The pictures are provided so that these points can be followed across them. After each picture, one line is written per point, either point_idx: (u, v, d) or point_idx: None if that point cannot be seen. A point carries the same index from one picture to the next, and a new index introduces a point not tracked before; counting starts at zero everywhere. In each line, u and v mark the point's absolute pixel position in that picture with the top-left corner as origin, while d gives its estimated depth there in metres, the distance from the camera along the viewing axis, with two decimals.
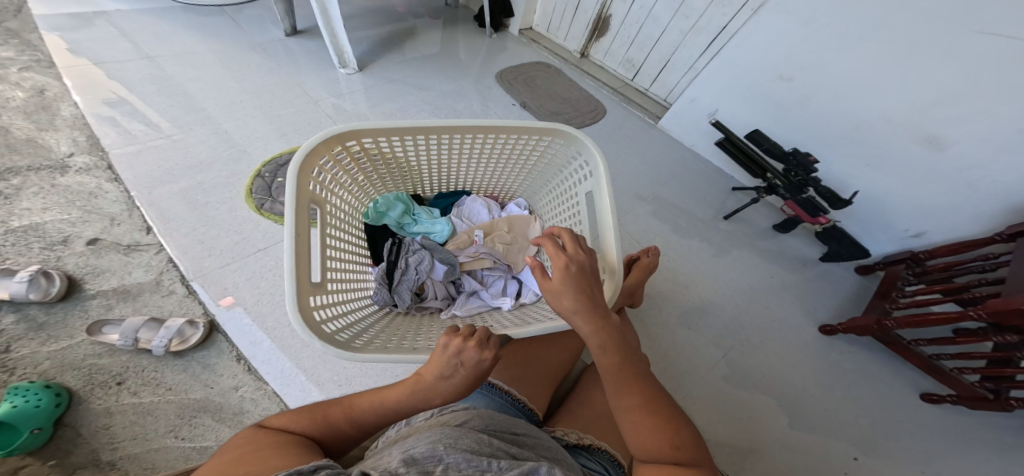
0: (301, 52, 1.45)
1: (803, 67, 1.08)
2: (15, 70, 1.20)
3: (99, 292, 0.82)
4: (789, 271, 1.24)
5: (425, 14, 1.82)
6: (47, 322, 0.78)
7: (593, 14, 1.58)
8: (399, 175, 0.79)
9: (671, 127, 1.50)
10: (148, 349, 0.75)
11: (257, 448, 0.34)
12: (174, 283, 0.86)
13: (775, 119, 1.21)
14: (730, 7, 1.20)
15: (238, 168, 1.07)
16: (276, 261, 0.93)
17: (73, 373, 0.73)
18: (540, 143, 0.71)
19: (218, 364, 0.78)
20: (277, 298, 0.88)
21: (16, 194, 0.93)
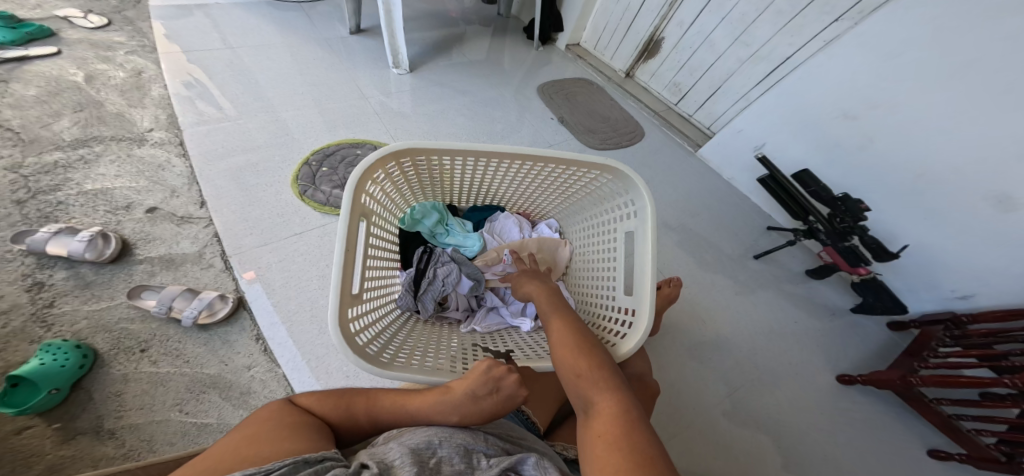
0: (361, 50, 1.52)
1: (872, 105, 1.02)
2: (122, 53, 1.31)
3: (146, 258, 0.86)
4: (815, 318, 1.17)
5: (477, 22, 1.88)
6: (94, 282, 0.82)
7: (645, 36, 1.59)
8: (440, 187, 0.81)
9: (711, 156, 1.48)
10: (178, 319, 0.78)
11: (275, 427, 0.34)
12: (215, 257, 0.89)
13: (831, 158, 1.15)
14: (799, 37, 1.17)
15: (289, 155, 1.12)
16: (309, 245, 0.95)
17: (104, 335, 0.76)
18: (586, 176, 0.71)
19: (238, 342, 0.79)
20: (303, 283, 0.89)
21: (95, 161, 1.00)
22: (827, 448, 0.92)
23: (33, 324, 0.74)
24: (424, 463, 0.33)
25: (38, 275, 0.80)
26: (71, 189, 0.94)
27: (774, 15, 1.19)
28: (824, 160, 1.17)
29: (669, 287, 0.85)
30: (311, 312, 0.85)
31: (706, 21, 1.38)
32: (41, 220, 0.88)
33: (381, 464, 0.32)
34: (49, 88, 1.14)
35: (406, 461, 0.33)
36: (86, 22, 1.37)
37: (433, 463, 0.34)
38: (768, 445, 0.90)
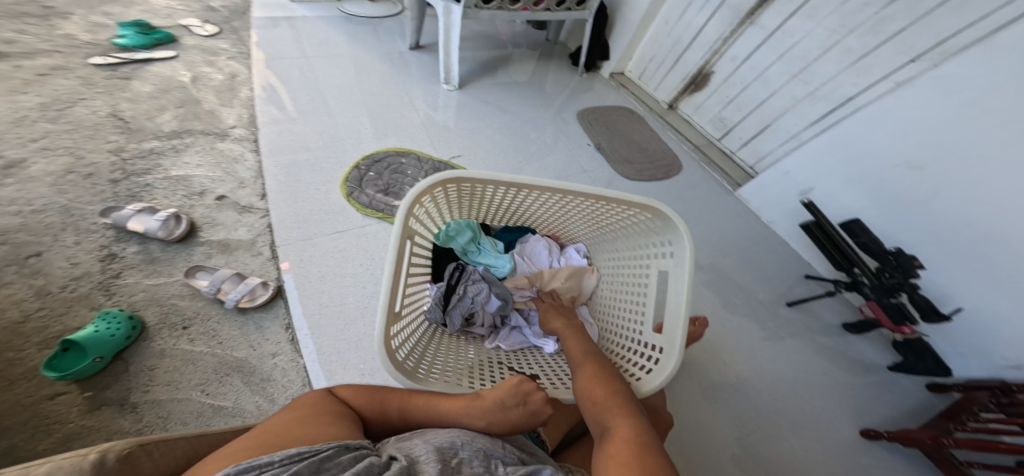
0: (417, 64, 1.61)
1: (938, 157, 0.97)
2: (224, 58, 1.45)
3: (207, 241, 0.93)
4: (846, 373, 1.09)
5: (525, 45, 1.96)
6: (159, 258, 0.88)
7: (694, 69, 1.62)
8: (479, 205, 0.83)
9: (750, 197, 1.46)
10: (223, 301, 0.83)
11: (316, 412, 0.36)
12: (265, 246, 0.95)
13: (886, 209, 1.11)
14: (865, 78, 1.13)
15: (343, 158, 1.19)
16: (349, 244, 0.99)
17: (155, 308, 0.81)
18: (625, 213, 0.69)
19: (269, 329, 0.83)
20: (337, 279, 0.92)
21: (184, 151, 1.11)
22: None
23: (98, 291, 0.81)
24: (447, 461, 0.34)
25: (113, 247, 0.88)
26: (158, 175, 1.04)
27: (840, 54, 1.17)
28: (873, 209, 1.13)
29: (692, 326, 0.82)
30: (341, 308, 0.88)
31: (762, 56, 1.37)
32: (128, 199, 0.97)
33: (408, 459, 0.33)
34: (162, 87, 1.28)
35: (430, 458, 0.34)
36: (202, 30, 1.54)
37: (454, 463, 0.35)
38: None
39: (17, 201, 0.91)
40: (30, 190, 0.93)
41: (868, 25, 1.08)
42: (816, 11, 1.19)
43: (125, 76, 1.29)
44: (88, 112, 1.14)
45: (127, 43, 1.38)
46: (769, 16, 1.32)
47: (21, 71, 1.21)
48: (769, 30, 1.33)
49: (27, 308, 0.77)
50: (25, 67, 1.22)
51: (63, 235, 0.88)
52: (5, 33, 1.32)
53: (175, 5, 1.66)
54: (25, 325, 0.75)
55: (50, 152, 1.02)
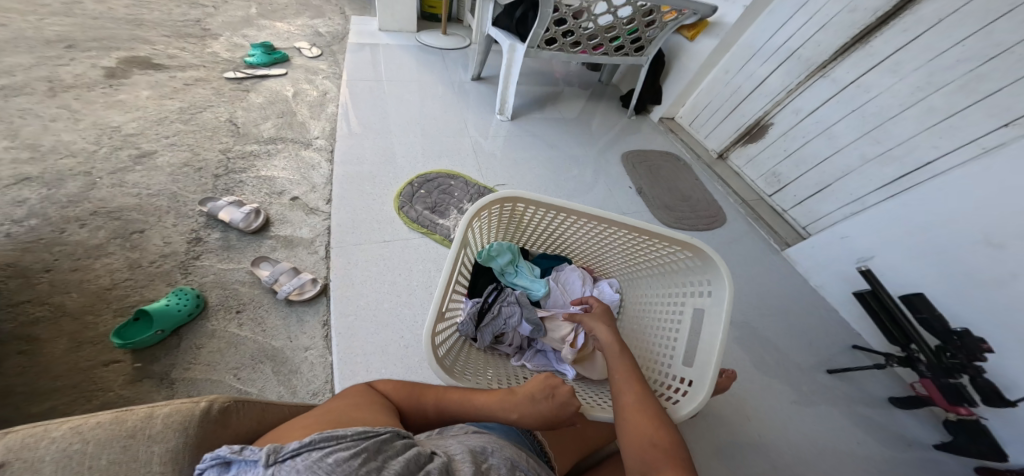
0: (476, 94, 1.73)
1: (1022, 237, 0.88)
2: (321, 77, 1.63)
3: (275, 236, 1.02)
4: (897, 459, 0.96)
5: (577, 84, 2.04)
6: (234, 246, 0.98)
7: (750, 120, 1.61)
8: (523, 230, 0.86)
9: (798, 257, 1.38)
10: (276, 291, 0.90)
11: (368, 401, 0.44)
12: (321, 246, 1.03)
13: (954, 286, 1.00)
14: (949, 141, 1.06)
15: (400, 174, 1.27)
16: (394, 253, 1.05)
17: (219, 291, 0.90)
18: (664, 249, 0.69)
19: (308, 323, 0.88)
20: (377, 284, 0.97)
21: (272, 156, 1.24)
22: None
23: (177, 269, 0.91)
24: (478, 464, 0.40)
25: (201, 232, 0.99)
26: (252, 173, 1.17)
27: (921, 113, 1.11)
28: (941, 284, 1.03)
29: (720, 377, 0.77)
30: (377, 312, 0.92)
31: (830, 110, 1.33)
32: (224, 192, 1.10)
33: (447, 454, 0.40)
34: (270, 99, 1.46)
35: (464, 458, 0.40)
36: (309, 52, 1.75)
37: (484, 466, 0.40)
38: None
39: (140, 185, 1.06)
40: (153, 177, 1.09)
41: (957, 84, 1.03)
42: (899, 66, 1.15)
43: (247, 89, 1.49)
44: (213, 117, 1.32)
45: (255, 61, 1.60)
46: (844, 69, 1.29)
47: (174, 80, 1.44)
48: (843, 84, 1.29)
49: (118, 276, 0.88)
50: (177, 78, 1.45)
51: (165, 218, 1.00)
52: (172, 50, 1.58)
53: (295, 30, 1.92)
54: (112, 291, 0.85)
55: (177, 148, 1.19)
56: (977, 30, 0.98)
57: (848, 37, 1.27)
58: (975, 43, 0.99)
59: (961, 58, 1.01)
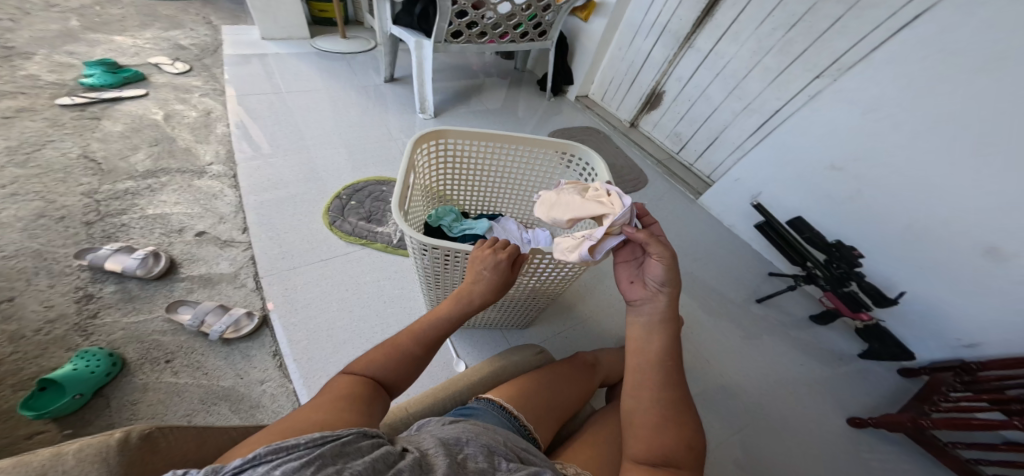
0: (392, 96, 1.67)
1: (855, 158, 1.08)
2: (197, 95, 1.48)
3: (187, 277, 0.94)
4: (824, 364, 1.14)
5: (496, 74, 2.04)
6: (138, 296, 0.88)
7: (647, 89, 1.71)
8: (457, 193, 0.95)
9: (711, 204, 1.52)
10: (206, 333, 0.83)
11: (334, 398, 0.42)
12: (248, 278, 0.95)
13: (820, 208, 1.20)
14: (786, 93, 1.26)
15: (323, 190, 1.21)
16: (334, 272, 1.00)
17: (136, 345, 0.81)
18: (562, 163, 0.87)
19: (256, 356, 0.83)
20: (323, 305, 0.93)
21: (160, 189, 1.12)
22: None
23: (75, 332, 0.81)
24: (452, 454, 0.41)
25: (89, 288, 0.88)
26: (135, 214, 1.05)
27: (763, 72, 1.30)
28: (813, 209, 1.22)
29: None
30: (330, 328, 0.89)
31: (701, 77, 1.50)
32: (104, 239, 0.97)
33: (419, 451, 0.40)
34: (133, 125, 1.30)
35: (438, 450, 0.41)
36: (173, 68, 1.57)
37: (460, 457, 0.41)
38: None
39: None
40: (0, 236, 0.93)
41: (777, 47, 1.24)
42: (738, 36, 1.34)
43: (96, 116, 1.31)
44: (58, 154, 1.15)
45: (95, 82, 1.41)
46: (703, 39, 1.45)
47: None
48: (705, 51, 1.45)
49: None
50: None
51: (37, 279, 0.87)
52: None
53: (144, 44, 1.70)
54: None
55: (21, 197, 1.02)
56: (776, 4, 1.21)
57: (699, 11, 1.41)
58: (778, 14, 1.21)
59: (774, 26, 1.23)
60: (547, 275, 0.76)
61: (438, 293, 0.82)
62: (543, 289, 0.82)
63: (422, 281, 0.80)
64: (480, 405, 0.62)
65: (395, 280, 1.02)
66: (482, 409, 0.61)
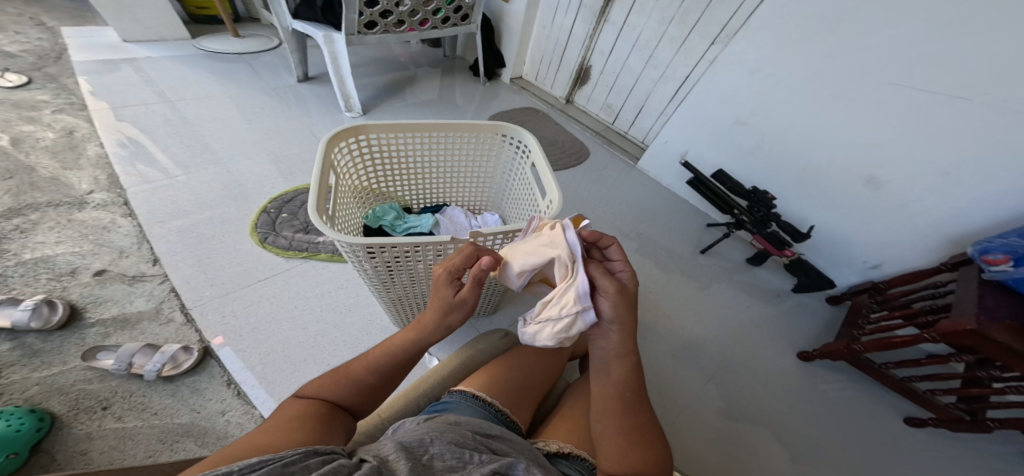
0: (311, 97, 1.58)
1: (756, 113, 1.23)
2: (48, 112, 1.28)
3: (98, 321, 0.83)
4: (769, 304, 1.25)
5: (426, 64, 1.97)
6: (42, 349, 0.78)
7: (576, 64, 1.76)
8: (394, 187, 0.90)
9: (649, 167, 1.61)
10: (140, 375, 0.75)
11: (286, 419, 0.38)
12: (174, 311, 0.87)
13: (738, 160, 1.34)
14: (692, 58, 1.39)
15: (244, 204, 1.12)
16: (276, 290, 0.94)
17: (60, 397, 0.72)
18: (495, 145, 0.87)
19: (207, 389, 0.77)
20: (272, 327, 0.88)
21: (33, 228, 0.96)
22: (821, 435, 0.97)
23: None
24: (415, 455, 0.36)
25: None
26: (7, 261, 0.89)
27: (669, 42, 1.42)
28: (733, 162, 1.35)
29: None
30: (284, 339, 0.86)
31: (621, 49, 1.57)
32: None
33: (377, 457, 0.35)
34: None
35: (399, 453, 0.36)
36: (5, 81, 1.35)
37: (424, 458, 0.36)
38: (769, 437, 0.94)
39: None
40: None
41: (677, 16, 1.35)
42: (645, 7, 1.43)
43: None
44: None
45: None
46: (616, 12, 1.51)
47: None
48: (620, 24, 1.52)
49: None
50: None
51: None
52: None
53: None
54: None
55: None
56: None
57: None
58: None
59: None
60: None
61: (389, 293, 0.79)
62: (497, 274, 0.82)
63: (368, 283, 0.76)
64: (453, 398, 0.61)
65: (348, 290, 0.98)
66: (455, 402, 0.60)
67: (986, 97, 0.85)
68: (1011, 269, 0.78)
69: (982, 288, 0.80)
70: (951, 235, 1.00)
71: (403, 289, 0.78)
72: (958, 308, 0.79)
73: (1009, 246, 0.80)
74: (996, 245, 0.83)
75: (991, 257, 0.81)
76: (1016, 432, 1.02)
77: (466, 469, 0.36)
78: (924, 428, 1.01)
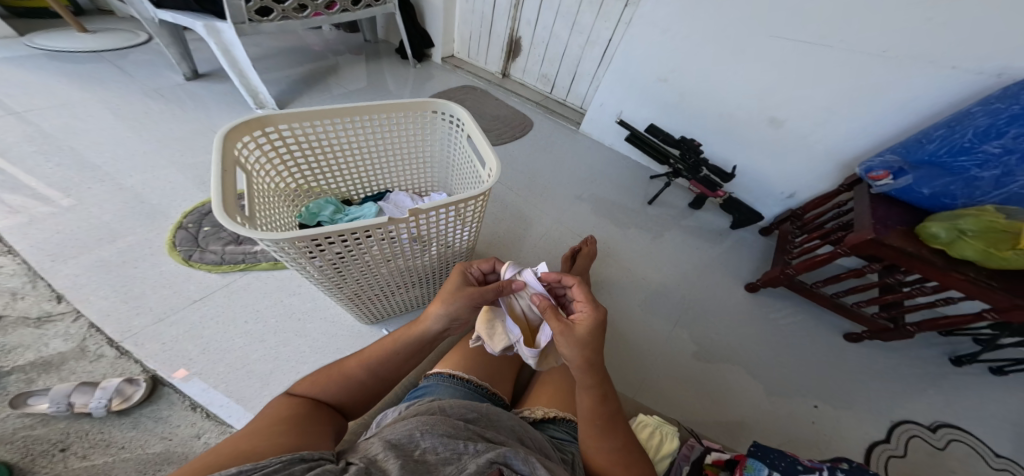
0: (207, 95, 1.45)
1: (672, 70, 1.29)
2: None
3: (14, 368, 0.72)
4: (716, 245, 1.33)
5: (346, 51, 1.88)
6: None
7: (505, 37, 1.72)
8: (327, 176, 0.87)
9: (591, 131, 1.63)
10: (87, 413, 0.68)
11: (270, 423, 0.40)
12: (102, 347, 0.77)
13: (669, 113, 1.39)
14: (611, 21, 1.41)
15: (151, 222, 1.00)
16: (217, 308, 0.88)
17: (4, 447, 0.64)
18: (428, 122, 0.86)
19: (172, 416, 0.73)
20: (225, 344, 0.83)
21: None
22: (790, 366, 1.04)
23: None
24: (408, 455, 0.38)
25: None
26: None
27: (588, 7, 1.43)
28: (663, 117, 1.41)
29: (588, 246, 1.09)
30: (243, 352, 0.83)
31: (546, 17, 1.55)
32: None
33: (368, 461, 0.37)
34: None
35: (390, 455, 0.37)
36: None
37: (417, 454, 0.38)
38: (744, 375, 1.01)
39: None
40: None
41: None
42: None
43: None
44: None
45: None
46: None
47: None
48: None
49: None
50: None
51: None
52: None
53: None
54: None
55: None
56: None
57: None
58: None
59: None
60: (443, 235, 0.75)
61: (343, 288, 0.76)
62: (451, 251, 0.82)
63: (317, 283, 0.72)
64: (431, 381, 0.60)
65: (302, 294, 0.95)
66: (434, 385, 0.59)
67: (842, 44, 0.98)
68: (893, 181, 0.91)
69: (874, 201, 0.92)
70: (845, 159, 1.13)
71: (351, 281, 0.75)
72: (862, 219, 0.88)
73: (886, 163, 0.93)
74: (876, 163, 0.95)
75: (875, 174, 0.93)
76: (937, 335, 1.15)
77: (460, 461, 0.38)
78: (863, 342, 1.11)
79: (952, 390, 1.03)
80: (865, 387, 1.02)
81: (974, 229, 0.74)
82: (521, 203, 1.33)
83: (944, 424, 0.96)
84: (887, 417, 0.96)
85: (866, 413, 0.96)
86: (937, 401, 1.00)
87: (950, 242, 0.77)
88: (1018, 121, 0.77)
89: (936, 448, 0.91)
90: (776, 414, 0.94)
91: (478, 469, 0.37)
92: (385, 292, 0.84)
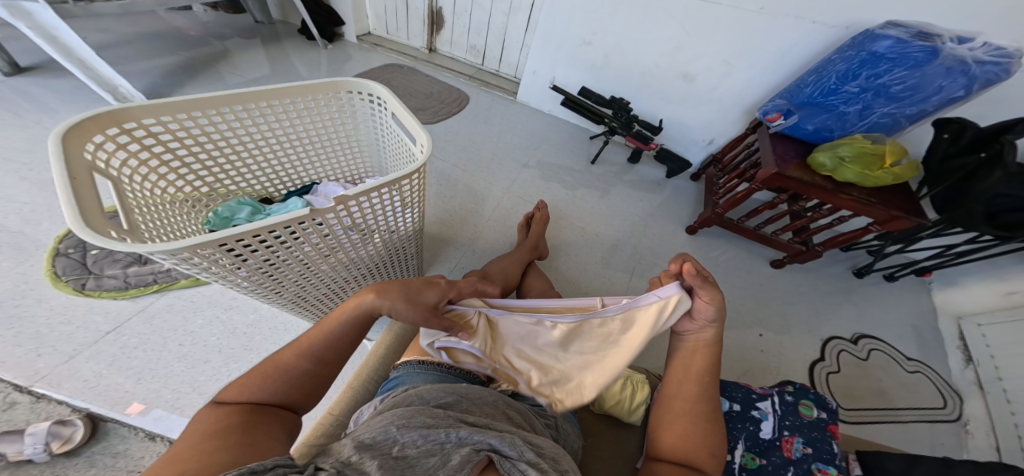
0: (50, 93, 1.31)
1: (594, 32, 1.29)
2: None
3: None
4: (658, 196, 1.39)
5: (235, 35, 1.74)
6: None
7: (424, 9, 1.64)
8: (231, 173, 0.82)
9: (528, 99, 1.62)
10: (22, 461, 0.67)
11: (196, 443, 0.34)
12: (11, 394, 0.74)
13: (597, 74, 1.40)
14: None
15: (22, 253, 0.91)
16: (139, 336, 0.84)
17: None
18: (348, 103, 0.82)
19: (131, 449, 0.72)
20: (162, 371, 0.80)
21: None
22: (736, 302, 1.13)
23: None
24: (386, 453, 0.34)
25: None
26: None
27: None
28: (593, 79, 1.42)
29: (539, 211, 1.09)
30: (178, 373, 0.80)
31: None
32: None
33: (340, 465, 0.33)
34: None
35: (367, 455, 0.33)
36: None
37: (397, 451, 0.35)
38: None
39: None
40: None
41: None
42: None
43: None
44: None
45: None
46: None
47: None
48: None
49: None
50: None
51: None
52: None
53: None
54: None
55: None
56: None
57: None
58: None
59: None
60: (388, 223, 0.71)
61: (283, 294, 0.69)
62: (396, 237, 0.76)
63: (253, 295, 0.66)
64: (399, 373, 0.57)
65: (241, 307, 0.93)
66: (405, 376, 0.57)
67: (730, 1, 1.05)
68: (785, 122, 0.98)
69: (773, 140, 1.00)
70: (757, 102, 1.20)
71: (296, 289, 0.70)
72: (767, 156, 0.96)
73: (777, 106, 1.00)
74: (769, 107, 1.02)
75: (770, 116, 1.00)
76: (843, 252, 1.30)
77: (444, 452, 0.36)
78: (785, 266, 1.22)
79: (864, 302, 1.16)
80: (797, 311, 1.13)
81: (850, 155, 0.85)
82: (463, 178, 1.31)
83: (864, 336, 1.08)
84: (815, 333, 1.08)
85: (800, 333, 1.07)
86: (852, 312, 1.14)
87: (834, 168, 0.87)
88: (867, 65, 0.86)
89: (860, 359, 1.03)
90: (727, 350, 1.02)
91: (464, 459, 0.35)
92: (333, 290, 0.78)
